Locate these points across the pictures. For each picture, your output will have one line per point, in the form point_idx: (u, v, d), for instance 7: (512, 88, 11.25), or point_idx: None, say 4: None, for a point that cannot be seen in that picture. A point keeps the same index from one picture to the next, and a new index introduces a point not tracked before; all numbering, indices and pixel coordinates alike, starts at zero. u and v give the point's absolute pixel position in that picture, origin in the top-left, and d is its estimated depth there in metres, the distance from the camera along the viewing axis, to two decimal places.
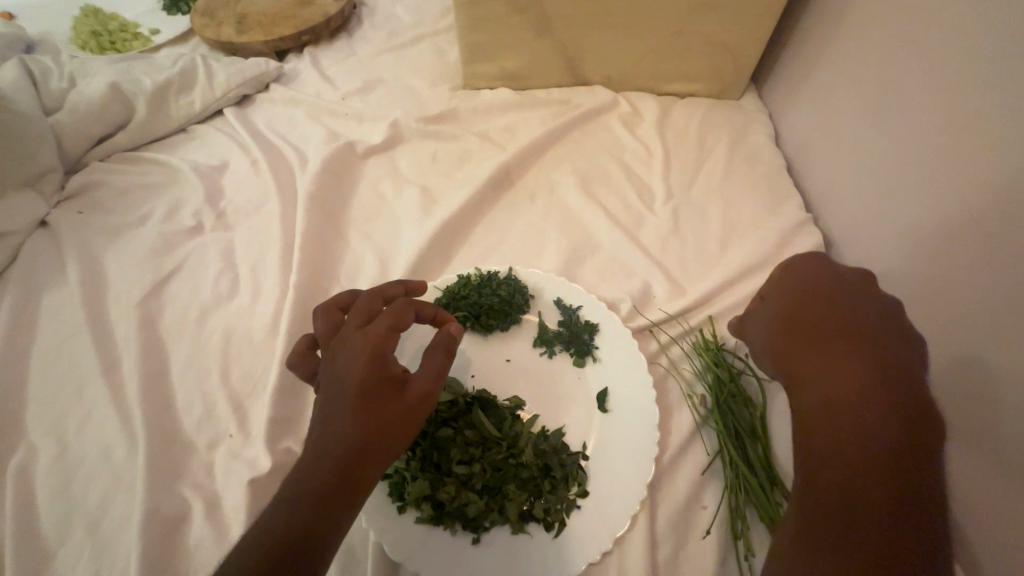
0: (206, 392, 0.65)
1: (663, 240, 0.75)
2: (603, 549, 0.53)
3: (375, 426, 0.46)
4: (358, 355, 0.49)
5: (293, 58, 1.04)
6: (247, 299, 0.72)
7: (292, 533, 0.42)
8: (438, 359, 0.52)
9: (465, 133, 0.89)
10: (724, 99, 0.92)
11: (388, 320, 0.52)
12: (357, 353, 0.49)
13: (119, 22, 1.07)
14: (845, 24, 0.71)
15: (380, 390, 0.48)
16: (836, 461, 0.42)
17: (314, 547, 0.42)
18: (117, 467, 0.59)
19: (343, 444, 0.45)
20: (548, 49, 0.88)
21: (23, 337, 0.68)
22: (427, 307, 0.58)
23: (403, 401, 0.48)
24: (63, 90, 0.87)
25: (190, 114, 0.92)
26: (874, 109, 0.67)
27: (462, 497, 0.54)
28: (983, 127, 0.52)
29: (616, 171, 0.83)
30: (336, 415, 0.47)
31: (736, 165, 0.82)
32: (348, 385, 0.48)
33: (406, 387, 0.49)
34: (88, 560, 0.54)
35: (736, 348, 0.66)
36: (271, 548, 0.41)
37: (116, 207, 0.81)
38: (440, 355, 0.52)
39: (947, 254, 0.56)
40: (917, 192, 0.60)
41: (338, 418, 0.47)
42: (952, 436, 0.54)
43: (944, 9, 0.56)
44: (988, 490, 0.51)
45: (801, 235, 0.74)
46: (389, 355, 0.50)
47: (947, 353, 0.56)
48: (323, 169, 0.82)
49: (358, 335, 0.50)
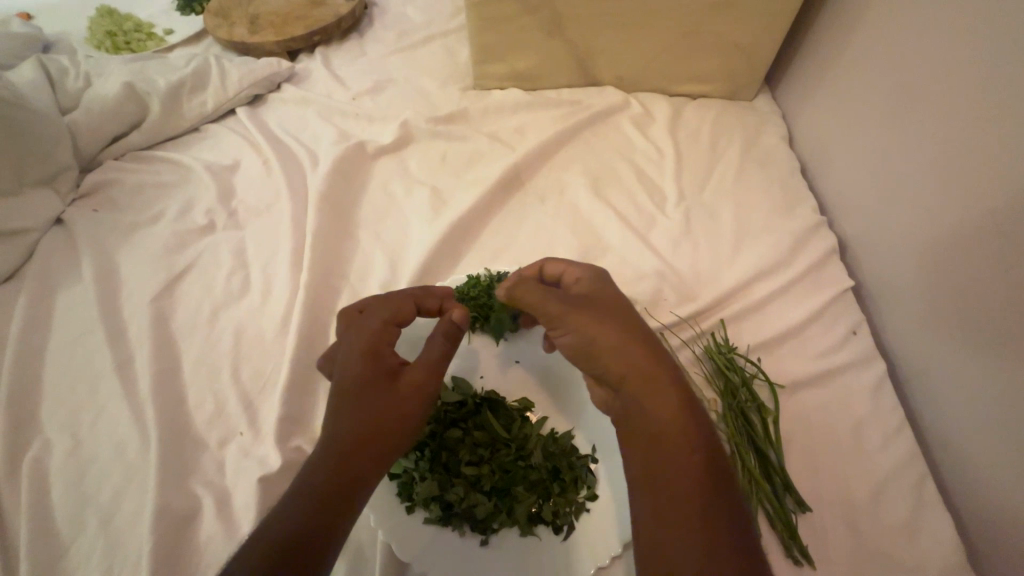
0: (216, 391, 0.65)
1: (675, 242, 0.75)
2: (613, 554, 0.52)
3: (370, 421, 0.48)
4: (355, 351, 0.53)
5: (305, 58, 1.05)
6: (258, 298, 0.72)
7: (294, 525, 0.43)
8: (435, 348, 0.54)
9: (475, 133, 0.88)
10: (736, 100, 0.92)
11: (383, 317, 0.56)
12: (355, 353, 0.53)
13: (133, 23, 1.08)
14: (864, 24, 0.70)
15: (374, 386, 0.50)
16: (686, 440, 0.47)
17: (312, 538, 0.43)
18: (130, 464, 0.60)
19: (344, 440, 0.48)
20: (560, 50, 0.88)
21: (37, 334, 0.69)
22: (432, 296, 0.61)
23: (395, 390, 0.50)
24: (79, 89, 0.88)
25: (203, 113, 0.92)
26: (889, 112, 0.66)
27: (471, 498, 0.54)
28: (989, 140, 0.53)
29: (627, 172, 0.83)
30: (337, 411, 0.49)
31: (748, 167, 0.82)
32: (347, 384, 0.51)
33: (401, 377, 0.51)
34: (101, 556, 0.55)
35: (747, 352, 0.65)
36: (274, 538, 0.43)
37: (129, 205, 0.82)
38: (438, 345, 0.54)
39: (959, 262, 0.56)
40: (928, 199, 0.60)
41: (341, 413, 0.49)
42: (975, 434, 0.54)
43: (956, 15, 0.56)
44: (1008, 489, 0.51)
45: (814, 239, 0.73)
46: (382, 347, 0.54)
47: (963, 357, 0.56)
48: (334, 169, 0.83)
49: (356, 337, 0.54)
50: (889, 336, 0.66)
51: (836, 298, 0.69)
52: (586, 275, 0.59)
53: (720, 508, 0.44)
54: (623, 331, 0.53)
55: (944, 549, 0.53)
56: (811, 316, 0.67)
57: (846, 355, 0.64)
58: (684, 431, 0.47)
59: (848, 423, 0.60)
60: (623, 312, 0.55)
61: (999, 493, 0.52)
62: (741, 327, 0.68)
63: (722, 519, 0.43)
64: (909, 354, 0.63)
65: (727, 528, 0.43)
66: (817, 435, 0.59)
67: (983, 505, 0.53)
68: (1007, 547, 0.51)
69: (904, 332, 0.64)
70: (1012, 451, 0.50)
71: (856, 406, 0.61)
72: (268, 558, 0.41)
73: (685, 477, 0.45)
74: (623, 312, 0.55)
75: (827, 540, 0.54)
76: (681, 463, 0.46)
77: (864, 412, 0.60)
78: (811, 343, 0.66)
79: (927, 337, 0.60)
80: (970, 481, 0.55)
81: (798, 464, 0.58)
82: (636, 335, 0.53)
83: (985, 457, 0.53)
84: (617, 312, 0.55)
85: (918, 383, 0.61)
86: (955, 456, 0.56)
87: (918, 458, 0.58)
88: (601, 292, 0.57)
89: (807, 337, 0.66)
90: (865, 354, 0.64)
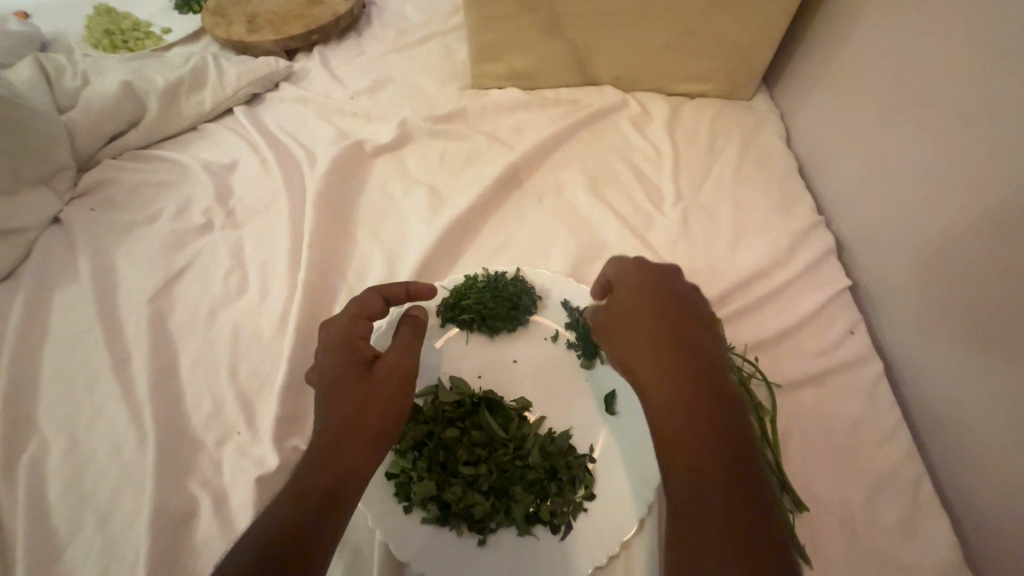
0: (214, 390, 0.65)
1: (673, 241, 0.75)
2: (609, 553, 0.53)
3: (346, 407, 0.51)
4: (331, 345, 0.56)
5: (303, 57, 1.05)
6: (256, 297, 0.72)
7: (297, 517, 0.45)
8: (404, 338, 0.57)
9: (473, 132, 0.88)
10: (735, 99, 0.92)
11: (351, 311, 0.59)
12: (329, 349, 0.56)
13: (131, 21, 1.07)
14: (864, 19, 0.69)
15: (346, 375, 0.54)
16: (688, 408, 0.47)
17: (317, 528, 0.45)
18: (127, 463, 0.60)
19: (327, 426, 0.51)
20: (558, 49, 0.88)
21: (34, 333, 0.69)
22: (396, 285, 0.63)
23: (372, 376, 0.54)
24: (77, 87, 0.87)
25: (202, 112, 0.92)
26: (889, 109, 0.65)
27: (469, 498, 0.54)
28: (983, 143, 0.53)
29: (625, 171, 0.83)
30: (323, 402, 0.53)
31: (746, 165, 0.82)
32: (325, 377, 0.54)
33: (378, 363, 0.55)
34: (98, 555, 0.55)
35: (744, 352, 0.65)
36: (277, 528, 0.44)
37: (126, 205, 0.81)
38: (406, 333, 0.58)
39: (954, 261, 0.56)
40: (926, 197, 0.60)
41: (331, 404, 0.52)
42: (972, 434, 0.54)
43: (948, 16, 0.57)
44: (1004, 487, 0.51)
45: (811, 238, 0.73)
46: (355, 338, 0.57)
47: (961, 359, 0.56)
48: (332, 168, 0.82)
49: (329, 336, 0.57)
50: (886, 335, 0.66)
51: (835, 297, 0.69)
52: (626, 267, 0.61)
53: (713, 480, 0.43)
54: (641, 316, 0.54)
55: (940, 547, 0.53)
56: (808, 317, 0.67)
57: (843, 355, 0.64)
58: (687, 395, 0.48)
59: (846, 422, 0.60)
60: (647, 293, 0.56)
61: (996, 492, 0.52)
62: (739, 327, 0.68)
63: (719, 492, 0.43)
64: (908, 354, 0.63)
65: (721, 500, 0.43)
66: (814, 435, 0.60)
67: (979, 504, 0.53)
68: (998, 543, 0.51)
69: (903, 333, 0.63)
70: (1004, 450, 0.51)
71: (853, 406, 0.61)
72: (272, 544, 0.43)
73: (694, 444, 0.45)
74: (653, 295, 0.56)
75: (823, 539, 0.54)
76: (695, 455, 0.45)
77: (861, 411, 0.60)
78: (809, 343, 0.66)
79: (925, 338, 0.60)
80: (967, 481, 0.55)
81: (795, 462, 0.58)
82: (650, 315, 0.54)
83: (977, 455, 0.54)
84: (640, 294, 0.56)
85: (916, 383, 0.61)
86: (952, 456, 0.56)
87: (916, 457, 0.58)
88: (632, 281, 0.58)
89: (805, 336, 0.66)
90: (864, 352, 0.64)
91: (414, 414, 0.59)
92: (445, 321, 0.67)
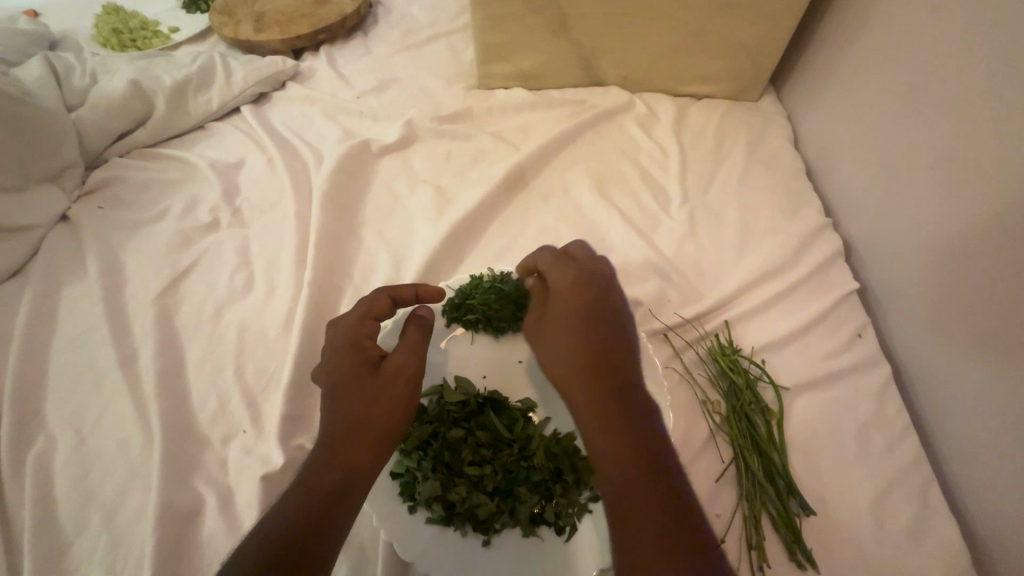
0: (221, 388, 0.65)
1: (679, 243, 0.75)
2: None
3: (352, 407, 0.51)
4: (339, 345, 0.56)
5: (310, 57, 1.05)
6: (262, 296, 0.72)
7: (307, 514, 0.45)
8: (410, 338, 0.57)
9: (479, 133, 0.88)
10: (741, 101, 0.91)
11: (358, 312, 0.59)
12: (336, 349, 0.56)
13: (139, 20, 1.08)
14: (871, 22, 0.69)
15: (353, 375, 0.54)
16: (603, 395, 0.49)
17: (328, 523, 0.46)
18: (134, 460, 0.60)
19: (336, 425, 0.51)
20: (564, 50, 0.88)
21: (42, 329, 0.69)
22: (404, 288, 0.63)
23: (378, 375, 0.54)
24: (85, 86, 0.88)
25: (208, 111, 0.92)
26: (895, 114, 0.65)
27: (474, 499, 0.54)
28: (986, 150, 0.53)
29: (631, 173, 0.82)
30: (331, 402, 0.53)
31: (753, 166, 0.81)
32: (332, 378, 0.54)
33: (385, 363, 0.55)
34: (104, 552, 0.55)
35: (752, 354, 0.65)
36: (285, 526, 0.45)
37: (134, 203, 0.82)
38: (413, 333, 0.58)
39: (959, 268, 0.56)
40: (930, 204, 0.60)
41: (338, 404, 0.52)
42: (978, 438, 0.54)
43: (952, 22, 0.57)
44: (1011, 491, 0.50)
45: (818, 240, 0.73)
46: (363, 339, 0.57)
47: (967, 363, 0.55)
48: (339, 167, 0.83)
49: (336, 335, 0.57)
50: (893, 337, 0.66)
51: (842, 300, 0.68)
52: (555, 255, 0.62)
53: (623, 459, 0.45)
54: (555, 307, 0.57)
55: (948, 553, 0.52)
56: (815, 319, 0.67)
57: (851, 358, 0.64)
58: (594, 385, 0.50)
59: (853, 426, 0.60)
60: (579, 283, 0.58)
61: (1001, 496, 0.51)
62: (746, 329, 0.68)
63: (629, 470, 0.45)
64: (916, 357, 0.62)
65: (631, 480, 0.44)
66: (820, 438, 0.59)
67: (985, 508, 0.53)
68: (1005, 546, 0.51)
69: (910, 337, 0.63)
70: (1011, 454, 0.50)
71: (862, 409, 0.60)
72: (282, 538, 0.44)
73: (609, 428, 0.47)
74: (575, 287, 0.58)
75: (829, 543, 0.54)
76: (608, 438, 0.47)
77: (869, 414, 0.60)
78: (817, 346, 0.65)
79: (932, 342, 0.60)
80: (973, 485, 0.54)
81: (801, 466, 0.58)
82: (580, 306, 0.55)
83: (986, 460, 0.53)
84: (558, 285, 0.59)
85: (923, 387, 0.61)
86: (959, 460, 0.56)
87: (923, 461, 0.57)
88: (566, 270, 0.59)
89: (812, 339, 0.66)
90: (871, 355, 0.64)
91: (419, 415, 0.60)
92: (450, 321, 0.67)
